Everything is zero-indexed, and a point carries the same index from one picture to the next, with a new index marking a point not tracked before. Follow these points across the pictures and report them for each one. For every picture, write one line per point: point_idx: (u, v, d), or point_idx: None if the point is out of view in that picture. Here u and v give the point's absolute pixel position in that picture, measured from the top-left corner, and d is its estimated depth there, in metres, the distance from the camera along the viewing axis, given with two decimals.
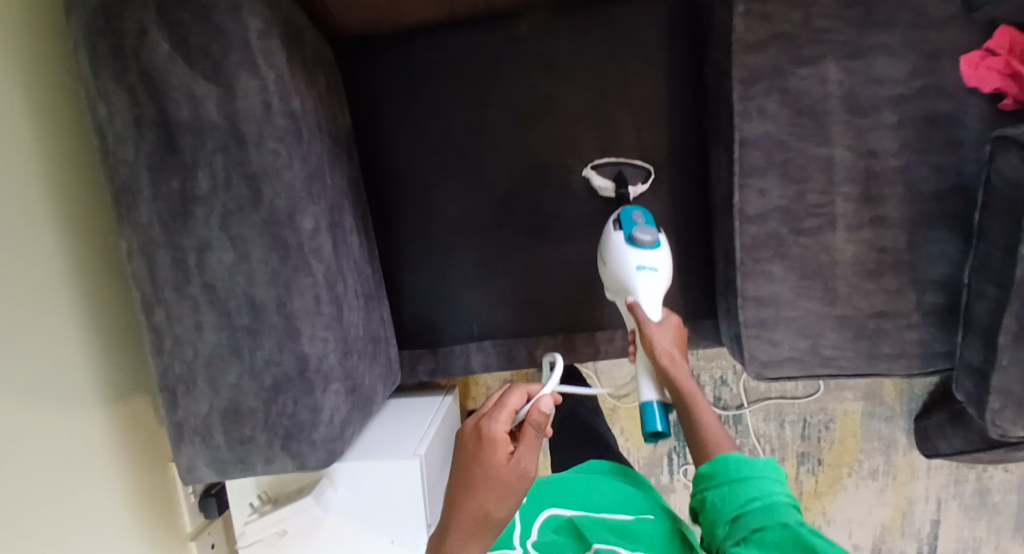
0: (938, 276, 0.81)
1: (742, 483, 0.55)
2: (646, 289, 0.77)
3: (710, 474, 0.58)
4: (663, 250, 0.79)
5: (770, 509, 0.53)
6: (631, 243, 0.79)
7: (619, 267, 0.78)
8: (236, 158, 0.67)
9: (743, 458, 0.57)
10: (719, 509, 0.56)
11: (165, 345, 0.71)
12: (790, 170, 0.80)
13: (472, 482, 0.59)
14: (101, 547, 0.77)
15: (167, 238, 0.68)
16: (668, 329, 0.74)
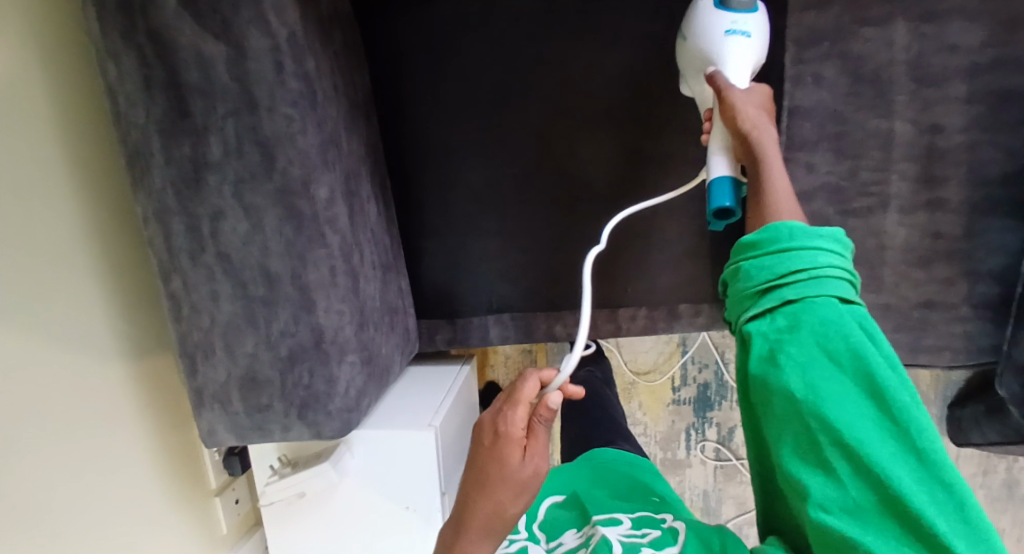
0: (995, 266, 0.75)
1: (786, 254, 0.52)
2: (734, 60, 0.66)
3: (755, 242, 0.54)
4: (757, 13, 0.67)
5: (816, 283, 0.50)
6: (722, 4, 0.67)
7: (706, 29, 0.67)
8: (248, 123, 0.65)
9: (796, 224, 0.53)
10: (754, 277, 0.53)
11: (181, 313, 0.70)
12: (848, 145, 0.74)
13: (488, 483, 0.57)
14: (125, 503, 0.79)
15: (181, 205, 0.67)
16: (756, 93, 0.64)
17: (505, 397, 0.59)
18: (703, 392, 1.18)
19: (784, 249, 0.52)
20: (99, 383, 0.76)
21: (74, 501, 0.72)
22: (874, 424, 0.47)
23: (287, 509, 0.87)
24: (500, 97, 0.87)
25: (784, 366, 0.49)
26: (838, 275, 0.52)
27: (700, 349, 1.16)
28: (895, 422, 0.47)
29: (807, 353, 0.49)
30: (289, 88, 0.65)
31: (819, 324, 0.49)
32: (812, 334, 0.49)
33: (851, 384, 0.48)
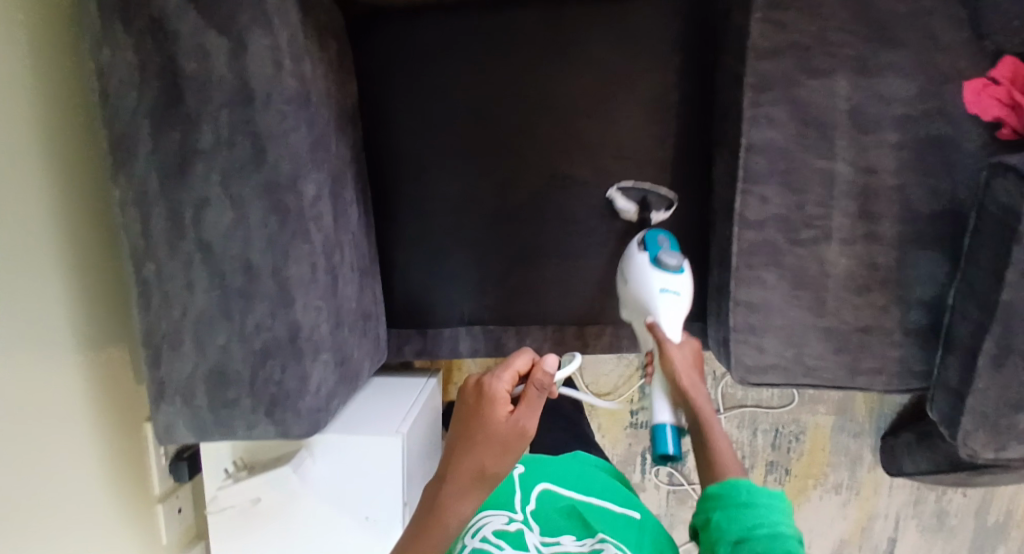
0: (924, 296, 0.83)
1: (752, 507, 0.55)
2: (667, 311, 0.78)
3: (719, 496, 0.57)
4: (685, 277, 0.81)
5: (785, 540, 0.52)
6: (655, 266, 0.82)
7: (642, 289, 0.81)
8: (242, 116, 0.66)
9: (754, 486, 0.56)
10: (725, 527, 0.55)
11: (152, 302, 0.69)
12: (793, 180, 0.80)
13: (473, 438, 0.62)
14: (65, 504, 0.75)
15: (164, 192, 0.67)
16: (687, 348, 0.74)
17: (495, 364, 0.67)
18: None
19: (751, 503, 0.55)
20: (50, 373, 0.73)
21: (13, 493, 0.68)
22: None
23: (239, 517, 0.84)
24: (482, 116, 0.93)
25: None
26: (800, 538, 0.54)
27: None
28: None
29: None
30: (284, 86, 0.67)
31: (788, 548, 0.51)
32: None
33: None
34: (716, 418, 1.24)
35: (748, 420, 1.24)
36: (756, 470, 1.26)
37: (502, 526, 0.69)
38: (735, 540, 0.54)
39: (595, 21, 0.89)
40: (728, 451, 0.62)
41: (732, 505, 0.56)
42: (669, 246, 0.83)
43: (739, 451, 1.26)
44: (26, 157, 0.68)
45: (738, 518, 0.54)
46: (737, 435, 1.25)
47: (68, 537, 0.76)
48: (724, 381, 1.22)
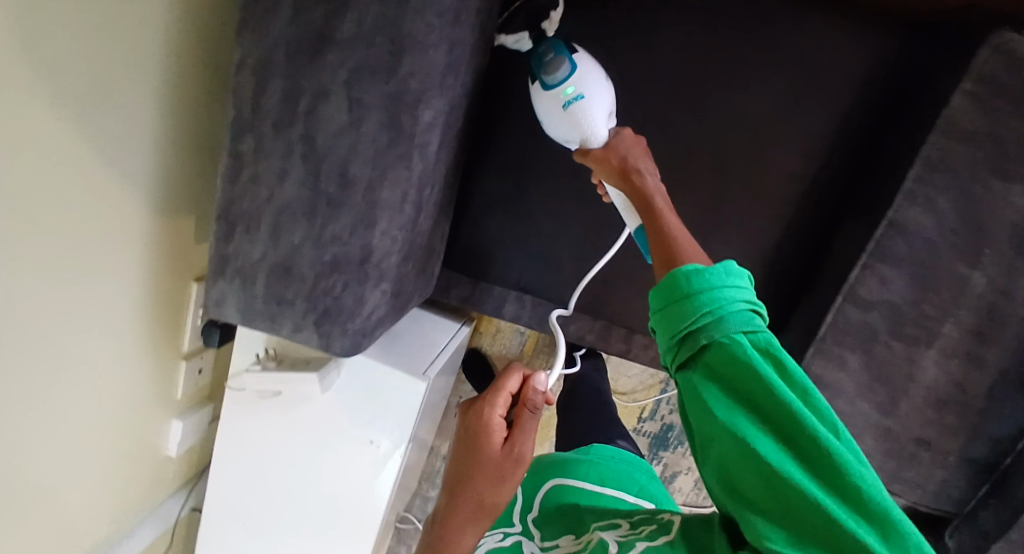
0: (996, 434, 0.79)
1: (700, 297, 0.49)
2: (587, 124, 0.70)
3: (669, 286, 0.51)
4: (584, 70, 0.71)
5: (730, 325, 0.48)
6: (544, 87, 0.72)
7: (550, 119, 0.73)
8: (391, 17, 0.60)
9: (703, 268, 0.51)
10: (681, 320, 0.50)
11: (242, 177, 0.66)
12: (926, 273, 0.74)
13: (471, 469, 0.63)
14: (95, 338, 0.76)
15: (287, 71, 0.62)
16: (629, 138, 0.71)
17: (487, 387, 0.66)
18: (664, 431, 1.21)
19: (706, 286, 0.49)
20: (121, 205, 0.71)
21: (55, 310, 0.68)
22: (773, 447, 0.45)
23: (255, 400, 0.85)
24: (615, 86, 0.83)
25: (713, 413, 0.47)
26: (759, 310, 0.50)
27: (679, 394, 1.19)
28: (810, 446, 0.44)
29: (734, 408, 0.47)
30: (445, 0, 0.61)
31: (744, 345, 0.47)
32: (733, 374, 0.47)
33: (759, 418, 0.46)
34: None
35: None
36: None
37: (496, 544, 0.68)
38: (686, 335, 0.50)
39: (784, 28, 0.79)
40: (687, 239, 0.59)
41: (688, 293, 0.50)
42: (556, 51, 0.72)
43: None
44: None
45: (689, 314, 0.49)
46: None
47: (93, 366, 0.77)
48: None
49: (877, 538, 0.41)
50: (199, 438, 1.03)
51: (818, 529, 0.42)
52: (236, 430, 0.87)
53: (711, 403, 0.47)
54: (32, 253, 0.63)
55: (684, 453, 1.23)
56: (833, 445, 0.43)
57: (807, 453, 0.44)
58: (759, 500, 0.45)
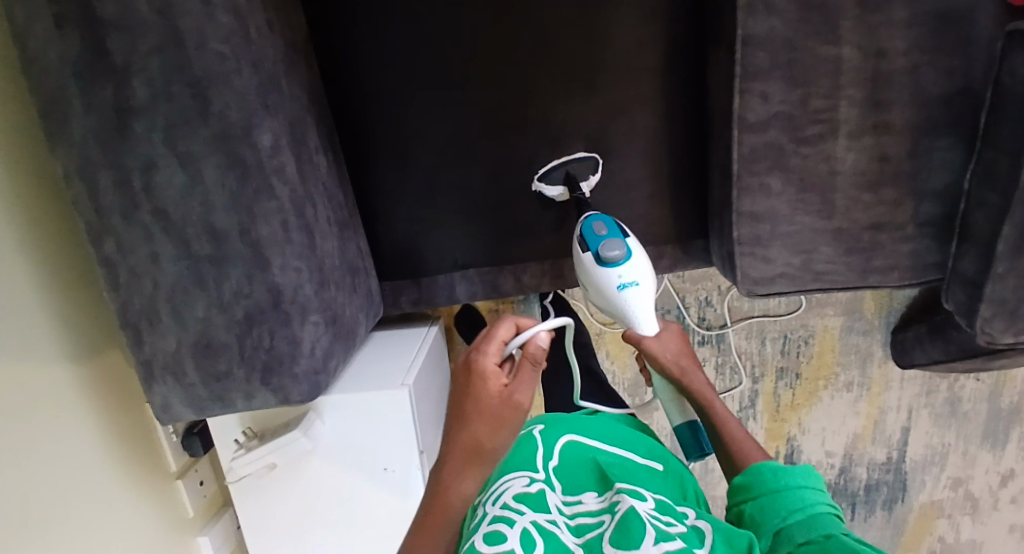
0: (939, 185, 0.78)
1: (787, 491, 0.59)
2: (637, 304, 0.75)
3: (749, 486, 0.62)
4: (637, 257, 0.76)
5: (820, 517, 0.56)
6: (602, 264, 0.76)
7: (605, 292, 0.77)
8: (174, 61, 0.59)
9: (780, 467, 0.62)
10: (761, 522, 0.58)
11: (120, 279, 0.65)
12: (800, 71, 0.74)
13: (464, 415, 0.55)
14: (86, 505, 0.75)
15: (106, 157, 0.61)
16: (669, 337, 0.80)
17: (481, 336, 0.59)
18: None
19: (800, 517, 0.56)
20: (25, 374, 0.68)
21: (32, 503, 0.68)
22: None
23: (259, 480, 0.86)
24: (444, 44, 0.83)
25: None
26: (835, 512, 0.58)
27: (662, 296, 1.18)
28: None
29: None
30: (218, 23, 0.59)
31: (818, 531, 0.54)
32: (817, 551, 0.53)
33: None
34: (723, 332, 1.20)
35: (756, 329, 1.21)
36: (766, 378, 1.24)
37: (522, 489, 0.55)
38: (777, 532, 0.56)
39: None
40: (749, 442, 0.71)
41: (766, 492, 0.60)
42: (608, 230, 0.78)
43: (748, 362, 1.24)
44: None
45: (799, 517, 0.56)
46: (746, 346, 1.22)
47: (82, 530, 0.74)
48: (730, 294, 1.18)
49: None
50: (233, 545, 1.03)
51: None
52: (257, 513, 0.88)
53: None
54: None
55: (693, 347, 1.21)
56: None
57: None
58: None
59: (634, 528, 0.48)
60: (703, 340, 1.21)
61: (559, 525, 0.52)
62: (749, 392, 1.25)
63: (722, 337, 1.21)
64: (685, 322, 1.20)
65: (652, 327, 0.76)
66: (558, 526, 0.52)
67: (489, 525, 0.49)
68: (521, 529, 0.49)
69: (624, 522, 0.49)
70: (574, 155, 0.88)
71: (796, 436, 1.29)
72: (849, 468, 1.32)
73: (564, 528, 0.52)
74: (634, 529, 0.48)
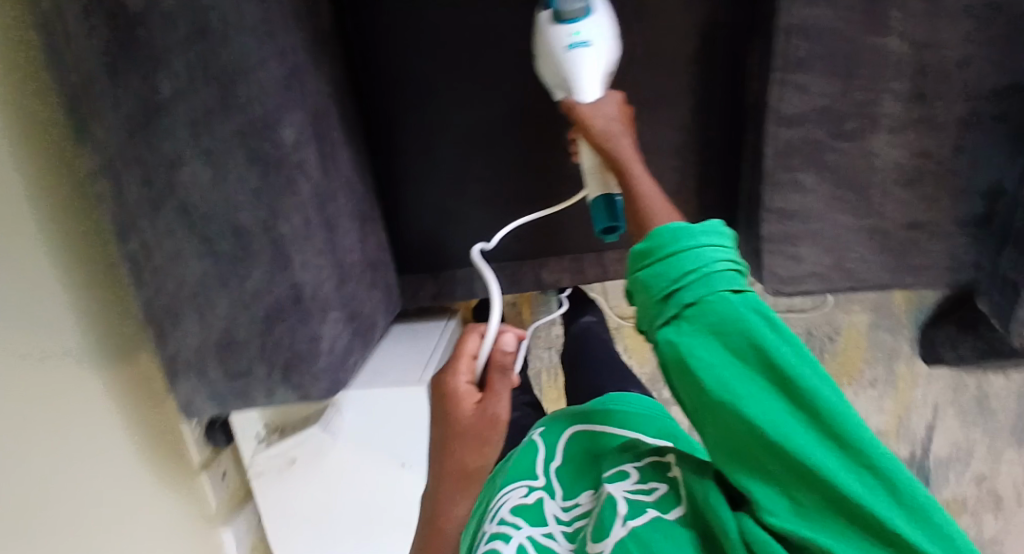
0: (983, 183, 0.75)
1: (683, 256, 0.44)
2: (587, 69, 0.68)
3: (648, 252, 0.46)
4: (596, 18, 0.69)
5: (715, 277, 0.43)
6: (558, 16, 0.69)
7: (555, 49, 0.69)
8: (202, 55, 0.58)
9: (687, 228, 0.46)
10: (655, 286, 0.45)
11: (146, 276, 0.65)
12: (841, 62, 0.71)
13: (446, 445, 0.56)
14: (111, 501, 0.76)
15: (129, 154, 0.60)
16: (607, 101, 0.68)
17: (450, 353, 0.61)
18: None
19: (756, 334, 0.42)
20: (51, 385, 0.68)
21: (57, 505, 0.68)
22: (783, 416, 0.40)
23: (279, 474, 0.86)
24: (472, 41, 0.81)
25: (714, 387, 0.41)
26: (741, 276, 0.45)
27: None
28: (834, 426, 0.39)
29: (709, 356, 0.42)
30: (245, 13, 0.58)
31: (717, 310, 0.42)
32: (724, 382, 0.41)
33: (768, 384, 0.41)
34: None
35: None
36: None
37: (520, 500, 0.55)
38: (666, 299, 0.44)
39: None
40: (661, 202, 0.55)
41: (662, 256, 0.45)
42: None
43: None
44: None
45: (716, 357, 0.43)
46: None
47: (106, 527, 0.75)
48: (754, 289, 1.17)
49: (854, 464, 0.38)
50: (254, 537, 1.04)
51: (839, 504, 0.38)
52: (277, 506, 0.89)
53: (702, 362, 0.42)
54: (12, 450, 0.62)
55: None
56: (812, 389, 0.39)
57: (790, 400, 0.40)
58: (739, 453, 0.41)
59: (606, 521, 0.47)
60: None
61: (555, 538, 0.52)
62: None
63: None
64: None
65: (593, 94, 0.68)
66: (555, 538, 0.52)
67: (487, 544, 0.50)
68: (516, 546, 0.50)
69: (600, 515, 0.48)
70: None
71: None
72: None
73: (561, 540, 0.51)
74: (606, 519, 0.47)
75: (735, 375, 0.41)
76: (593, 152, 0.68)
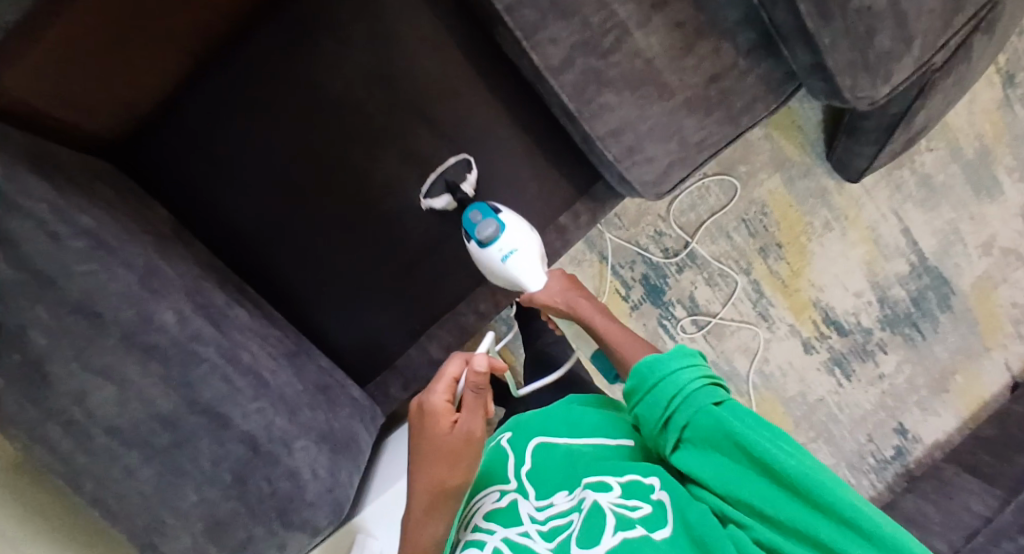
0: (737, 19, 0.81)
1: (660, 384, 0.70)
2: (520, 266, 0.88)
3: (637, 387, 0.72)
4: (510, 228, 0.88)
5: (692, 396, 0.68)
6: (483, 243, 0.88)
7: (492, 267, 0.89)
8: (54, 300, 0.63)
9: (653, 362, 0.71)
10: (652, 416, 0.70)
11: (113, 509, 0.66)
12: (562, 7, 0.78)
13: (421, 457, 0.72)
14: None
15: (42, 412, 0.64)
16: (552, 281, 0.90)
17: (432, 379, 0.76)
18: (648, 282, 1.25)
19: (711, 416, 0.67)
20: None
21: None
22: (756, 478, 0.62)
23: None
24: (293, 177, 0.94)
25: (707, 475, 0.65)
26: (711, 389, 0.69)
27: (617, 252, 1.24)
28: (805, 489, 0.59)
29: (710, 457, 0.65)
30: (74, 248, 0.65)
31: (698, 412, 0.67)
32: (712, 443, 0.65)
33: (728, 430, 0.64)
34: (691, 250, 1.24)
35: (717, 229, 1.25)
36: (755, 264, 1.27)
37: (494, 505, 0.74)
38: (665, 425, 0.69)
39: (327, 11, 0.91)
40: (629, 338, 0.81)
41: (645, 390, 0.71)
42: (482, 215, 0.89)
43: (731, 260, 1.27)
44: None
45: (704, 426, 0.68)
46: (718, 248, 1.25)
47: None
48: (671, 215, 1.23)
49: (824, 517, 0.58)
50: None
51: (800, 534, 0.59)
52: None
53: (699, 468, 0.65)
54: None
55: (676, 278, 1.25)
56: (792, 471, 0.60)
57: (767, 474, 0.62)
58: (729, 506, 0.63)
59: (594, 522, 0.63)
60: (679, 266, 1.25)
61: (531, 535, 0.68)
62: (750, 285, 1.27)
63: (693, 255, 1.25)
64: (653, 261, 1.24)
65: (538, 280, 0.89)
66: (531, 536, 0.68)
67: (471, 541, 0.70)
68: (493, 546, 0.68)
69: (588, 520, 0.64)
70: (448, 162, 0.94)
71: (819, 296, 1.30)
72: (886, 295, 1.30)
73: (535, 536, 0.68)
74: (596, 526, 0.63)
75: (710, 450, 0.66)
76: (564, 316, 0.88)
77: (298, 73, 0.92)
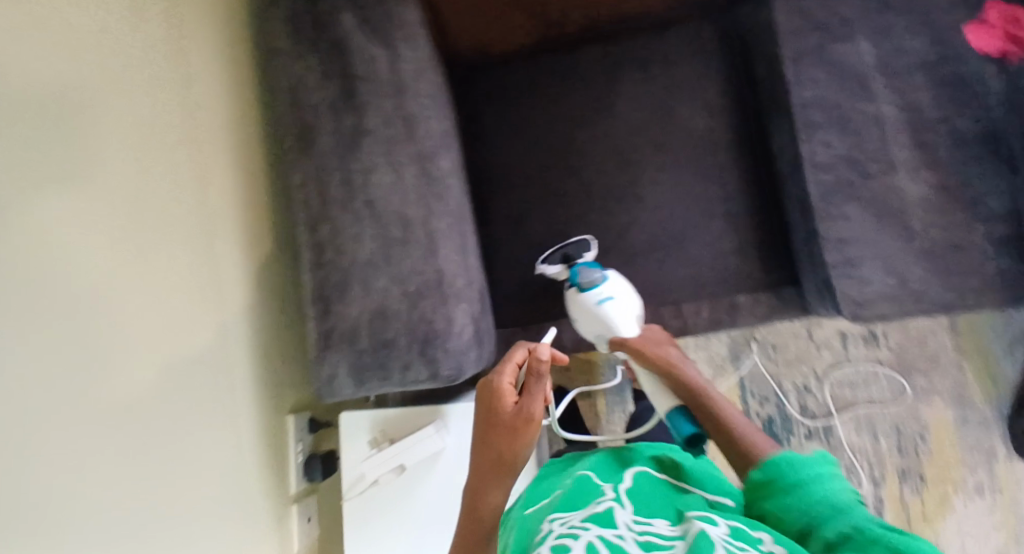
0: (1001, 208, 0.89)
1: (802, 485, 0.63)
2: (618, 313, 0.92)
3: (770, 480, 0.66)
4: (614, 278, 0.93)
5: (834, 500, 0.61)
6: (583, 288, 0.93)
7: (587, 309, 0.93)
8: (398, 101, 0.82)
9: (798, 460, 0.66)
10: (788, 517, 0.62)
11: (326, 258, 0.80)
12: (852, 126, 0.91)
13: (483, 434, 0.70)
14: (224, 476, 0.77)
15: (341, 163, 0.81)
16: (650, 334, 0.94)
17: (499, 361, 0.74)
18: (769, 427, 1.23)
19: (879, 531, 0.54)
20: (217, 365, 0.77)
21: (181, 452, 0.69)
22: None
23: (381, 495, 0.86)
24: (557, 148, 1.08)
25: None
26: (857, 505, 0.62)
27: (757, 381, 1.25)
28: None
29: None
30: (428, 81, 0.85)
31: (846, 521, 0.58)
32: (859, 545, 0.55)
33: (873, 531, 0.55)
34: (830, 423, 1.21)
35: (865, 422, 1.21)
36: (886, 478, 1.20)
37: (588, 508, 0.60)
38: (802, 530, 0.60)
39: (656, 45, 1.07)
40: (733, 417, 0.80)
41: (783, 486, 0.64)
42: (586, 266, 0.95)
43: (864, 459, 1.21)
44: (206, 149, 0.80)
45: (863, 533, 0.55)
46: (859, 440, 1.21)
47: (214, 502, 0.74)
48: (827, 380, 1.22)
49: None
50: None
51: None
52: (370, 541, 0.85)
53: None
54: (173, 371, 0.69)
55: (800, 441, 1.22)
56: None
57: None
58: None
59: (704, 544, 0.52)
60: (811, 432, 1.22)
61: (625, 540, 0.54)
62: (872, 497, 1.20)
63: (830, 430, 1.22)
64: (788, 412, 1.23)
65: (633, 331, 0.93)
66: (626, 541, 0.54)
67: (555, 541, 0.54)
68: (585, 542, 0.53)
69: (695, 542, 0.52)
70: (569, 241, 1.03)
71: None
72: None
73: (632, 542, 0.54)
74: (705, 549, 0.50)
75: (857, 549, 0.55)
76: (655, 375, 0.90)
77: (606, 80, 1.07)
